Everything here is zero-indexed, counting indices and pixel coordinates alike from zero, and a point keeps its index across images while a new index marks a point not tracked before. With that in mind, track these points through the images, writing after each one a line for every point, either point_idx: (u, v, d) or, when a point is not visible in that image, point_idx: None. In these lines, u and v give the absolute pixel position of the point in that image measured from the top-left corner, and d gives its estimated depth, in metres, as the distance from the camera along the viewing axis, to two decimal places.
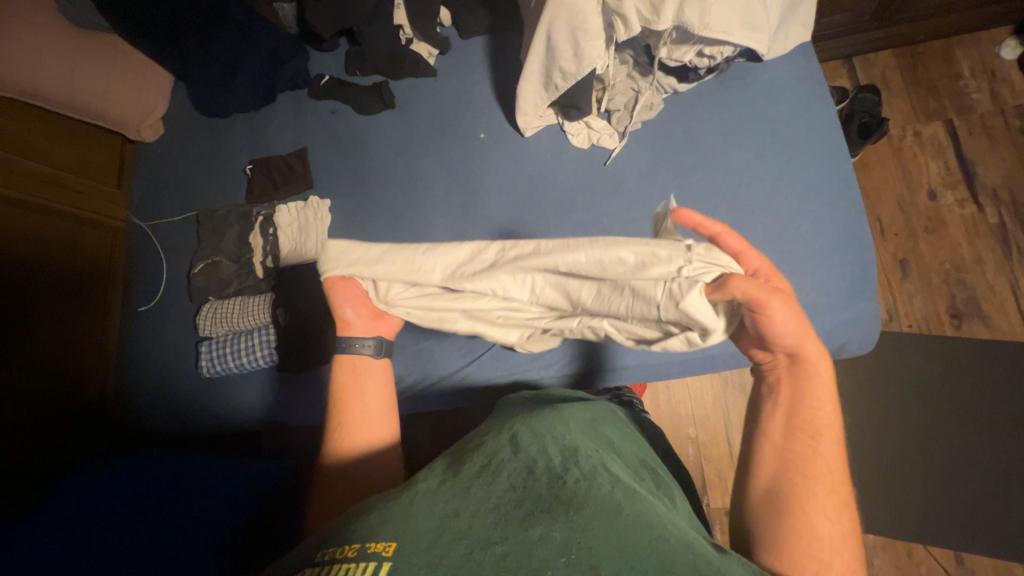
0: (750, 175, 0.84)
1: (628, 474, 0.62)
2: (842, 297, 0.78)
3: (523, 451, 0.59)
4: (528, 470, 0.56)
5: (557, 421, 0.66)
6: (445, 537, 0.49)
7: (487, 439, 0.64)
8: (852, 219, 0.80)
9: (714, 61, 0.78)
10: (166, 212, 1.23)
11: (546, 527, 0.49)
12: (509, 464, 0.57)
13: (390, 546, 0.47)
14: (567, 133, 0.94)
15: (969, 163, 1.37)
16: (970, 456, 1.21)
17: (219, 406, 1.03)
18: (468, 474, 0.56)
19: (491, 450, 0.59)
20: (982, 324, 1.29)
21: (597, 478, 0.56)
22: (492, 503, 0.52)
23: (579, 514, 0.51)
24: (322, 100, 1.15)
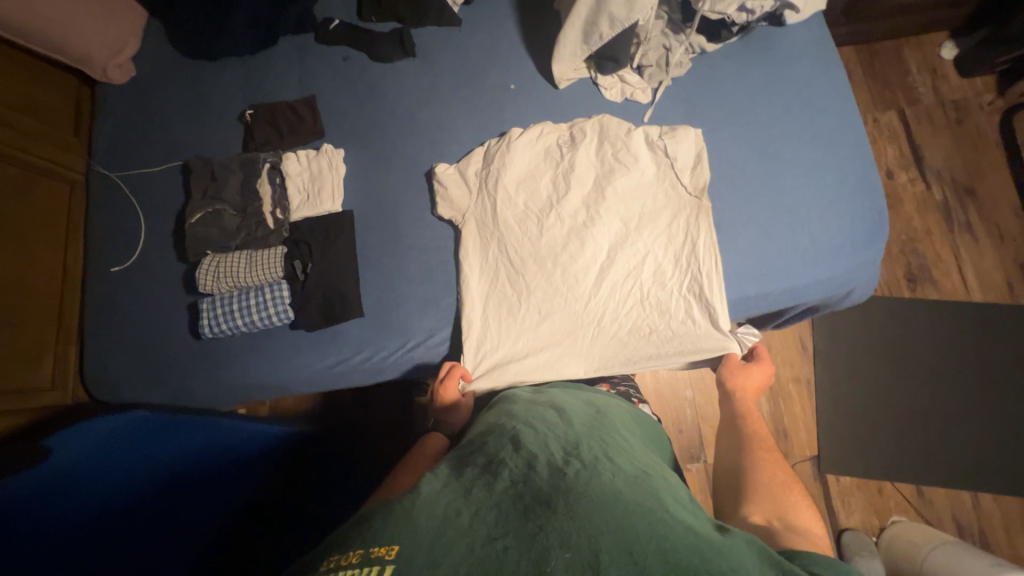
0: (777, 129, 0.89)
1: (630, 462, 0.63)
2: (862, 239, 0.84)
3: (525, 449, 0.62)
4: (531, 464, 0.58)
5: (556, 423, 0.69)
6: (448, 535, 0.48)
7: (488, 438, 0.66)
8: (868, 169, 0.87)
9: (753, 16, 0.85)
10: (144, 163, 1.09)
11: (545, 520, 0.49)
12: (510, 460, 0.59)
13: (393, 550, 0.45)
14: (600, 87, 0.95)
15: (918, 147, 1.56)
16: (924, 399, 1.40)
17: (206, 379, 0.95)
18: (468, 475, 0.58)
19: (492, 454, 0.61)
20: (933, 287, 1.47)
21: (597, 470, 0.58)
22: (492, 500, 0.53)
23: (579, 503, 0.51)
24: (333, 47, 1.08)
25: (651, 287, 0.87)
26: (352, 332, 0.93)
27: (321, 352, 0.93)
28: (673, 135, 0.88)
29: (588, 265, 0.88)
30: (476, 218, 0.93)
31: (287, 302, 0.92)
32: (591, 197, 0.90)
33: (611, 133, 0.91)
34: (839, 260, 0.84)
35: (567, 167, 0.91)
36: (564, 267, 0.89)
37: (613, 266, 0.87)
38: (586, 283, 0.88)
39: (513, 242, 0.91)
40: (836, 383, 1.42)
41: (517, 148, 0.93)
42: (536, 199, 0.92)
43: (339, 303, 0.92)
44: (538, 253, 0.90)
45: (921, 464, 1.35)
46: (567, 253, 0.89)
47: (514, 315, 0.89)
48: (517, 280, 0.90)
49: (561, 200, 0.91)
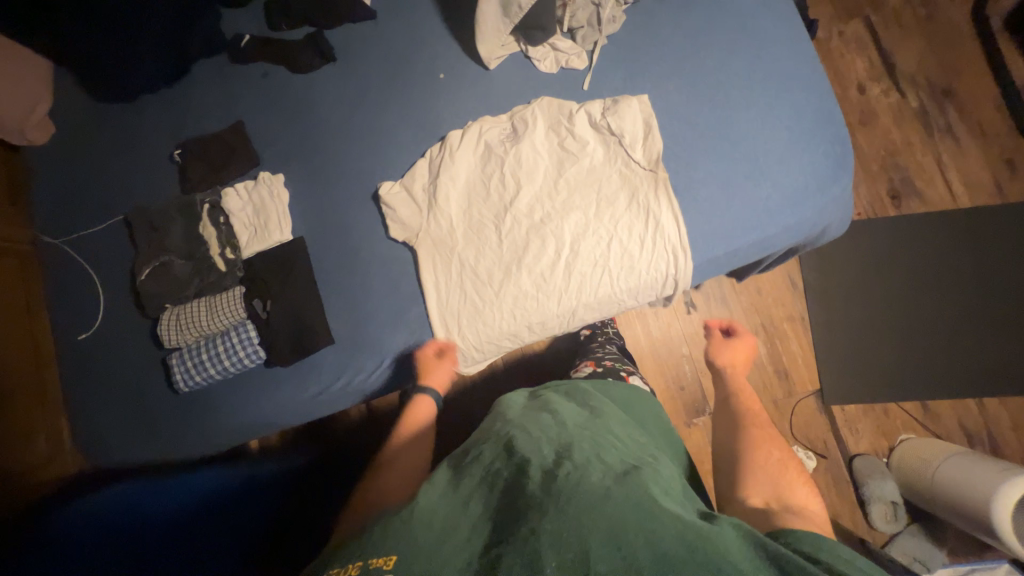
0: (724, 73, 0.83)
1: (622, 458, 0.63)
2: (826, 176, 0.81)
3: (519, 456, 0.60)
4: (522, 467, 0.58)
5: (547, 423, 0.69)
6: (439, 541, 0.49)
7: (484, 447, 0.66)
8: (825, 101, 0.82)
9: None
10: (87, 222, 1.05)
11: (537, 520, 0.49)
12: (505, 473, 0.59)
13: (391, 560, 0.46)
14: (533, 60, 0.89)
15: (889, 54, 1.47)
16: (919, 315, 1.38)
17: (201, 433, 0.95)
18: (466, 489, 0.58)
19: (486, 464, 0.61)
20: (918, 200, 1.42)
21: (589, 469, 0.56)
22: (487, 513, 0.53)
23: (571, 505, 0.50)
24: (250, 65, 1.01)
25: (620, 274, 0.82)
26: (326, 361, 0.91)
27: (298, 385, 0.92)
28: (617, 111, 0.82)
29: (553, 262, 0.84)
30: (430, 236, 0.88)
31: (255, 342, 0.90)
32: (544, 191, 0.85)
33: (553, 121, 0.86)
34: (805, 204, 0.81)
35: (513, 163, 0.85)
36: (529, 268, 0.84)
37: (578, 258, 0.83)
38: (554, 282, 0.84)
39: (472, 252, 0.87)
40: (829, 314, 1.41)
41: (459, 154, 0.87)
42: (489, 203, 0.87)
43: (306, 334, 0.90)
44: (501, 258, 0.85)
45: (922, 379, 1.35)
46: (530, 254, 0.84)
47: (487, 328, 0.86)
48: (484, 291, 0.86)
49: (513, 199, 0.85)
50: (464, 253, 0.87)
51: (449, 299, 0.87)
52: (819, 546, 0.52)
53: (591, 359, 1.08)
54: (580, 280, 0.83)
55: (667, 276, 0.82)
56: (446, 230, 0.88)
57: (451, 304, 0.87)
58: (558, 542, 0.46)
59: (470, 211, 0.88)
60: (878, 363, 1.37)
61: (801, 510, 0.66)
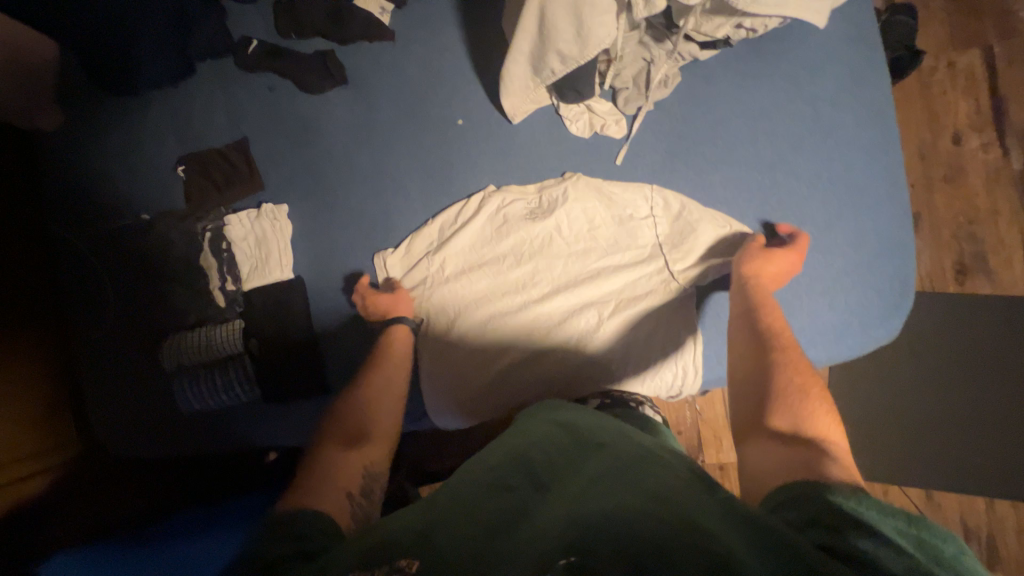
0: (783, 170, 0.71)
1: (644, 456, 0.54)
2: (876, 316, 0.69)
3: (531, 473, 0.52)
4: (526, 473, 0.52)
5: (559, 428, 0.61)
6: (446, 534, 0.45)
7: (496, 452, 0.57)
8: (896, 224, 0.69)
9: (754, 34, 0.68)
10: (94, 218, 0.99)
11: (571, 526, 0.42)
12: (518, 483, 0.51)
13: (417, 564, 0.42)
14: (564, 119, 0.78)
15: (1001, 100, 1.25)
16: (956, 404, 1.25)
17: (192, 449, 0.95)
18: (478, 485, 0.51)
19: (492, 460, 0.56)
20: (986, 280, 1.26)
21: (609, 479, 0.49)
22: (510, 514, 0.47)
23: (605, 515, 0.44)
24: (256, 73, 0.93)
25: (626, 377, 0.76)
26: (315, 407, 0.92)
27: (287, 424, 0.92)
28: (661, 203, 0.75)
29: (553, 359, 0.76)
30: (432, 308, 0.80)
31: (249, 379, 0.90)
32: (562, 278, 0.77)
33: (584, 200, 0.76)
34: (845, 343, 0.69)
35: (528, 244, 0.79)
36: (533, 355, 0.77)
37: (580, 356, 0.76)
38: (550, 381, 0.76)
39: (473, 331, 0.78)
40: (855, 385, 1.28)
41: (469, 220, 0.81)
42: (499, 274, 0.79)
43: (299, 377, 0.90)
44: (505, 339, 0.77)
45: (940, 472, 1.25)
46: (530, 344, 0.77)
47: (478, 409, 0.78)
48: (478, 374, 0.78)
49: (525, 283, 0.78)
50: (465, 330, 0.78)
51: (438, 376, 0.79)
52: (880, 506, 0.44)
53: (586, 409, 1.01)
54: (587, 371, 0.76)
55: (681, 368, 0.75)
56: (448, 300, 0.80)
57: (442, 377, 0.79)
58: (557, 542, 0.41)
59: (477, 284, 0.79)
60: (895, 446, 1.26)
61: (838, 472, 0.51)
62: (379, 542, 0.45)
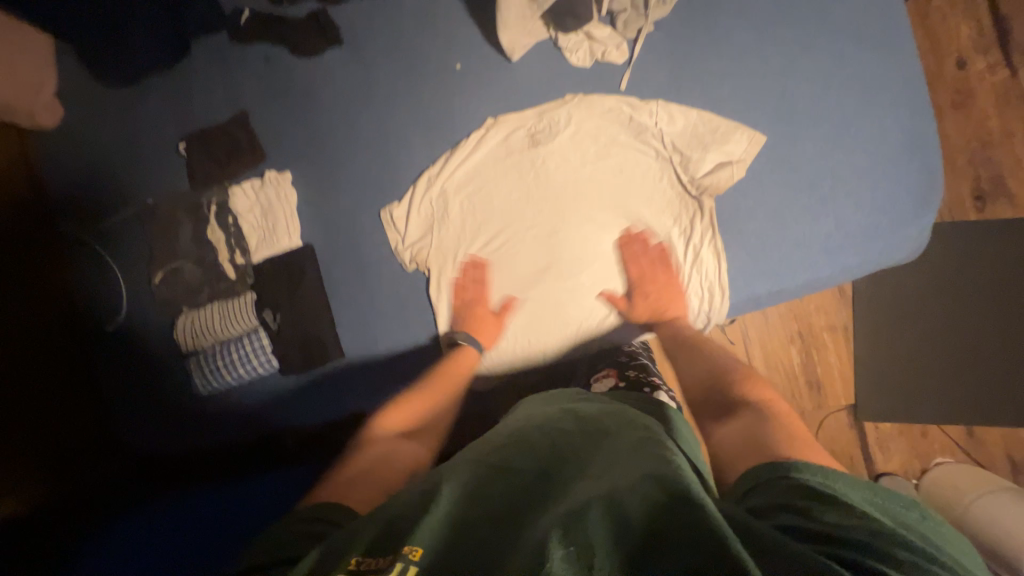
0: (795, 75, 0.69)
1: (653, 442, 0.51)
2: (904, 212, 0.67)
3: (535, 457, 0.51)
4: (533, 467, 0.50)
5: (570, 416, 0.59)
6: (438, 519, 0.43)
7: (498, 440, 0.56)
8: (918, 115, 0.67)
9: None
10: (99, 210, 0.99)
11: (575, 513, 0.40)
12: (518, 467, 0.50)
13: (419, 549, 0.40)
14: (562, 50, 0.76)
15: (1003, 18, 1.22)
16: (989, 334, 1.23)
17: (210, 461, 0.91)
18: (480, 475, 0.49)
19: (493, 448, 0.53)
20: (1007, 204, 1.23)
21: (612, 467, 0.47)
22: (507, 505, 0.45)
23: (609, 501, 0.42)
24: (250, 45, 0.92)
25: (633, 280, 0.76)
26: (334, 373, 0.89)
27: (307, 392, 0.90)
28: (666, 118, 0.73)
29: (556, 287, 0.78)
30: (434, 255, 0.83)
31: (267, 351, 0.88)
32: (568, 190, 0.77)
33: (567, 136, 0.77)
34: (875, 243, 0.68)
35: (535, 163, 0.78)
36: (540, 263, 0.78)
37: (580, 284, 0.77)
38: (556, 304, 0.78)
39: (480, 240, 0.81)
40: (880, 327, 1.27)
41: (460, 166, 0.81)
42: (505, 188, 0.80)
43: (319, 346, 0.88)
44: (509, 249, 0.80)
45: (978, 406, 1.23)
46: (527, 280, 0.80)
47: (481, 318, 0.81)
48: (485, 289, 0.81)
49: (528, 198, 0.79)
50: (475, 241, 0.82)
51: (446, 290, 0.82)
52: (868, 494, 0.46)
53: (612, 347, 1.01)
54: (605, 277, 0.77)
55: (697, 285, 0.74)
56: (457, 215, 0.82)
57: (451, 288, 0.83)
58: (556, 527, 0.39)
59: (484, 195, 0.81)
60: (926, 384, 1.25)
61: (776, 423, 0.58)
62: (387, 528, 0.43)
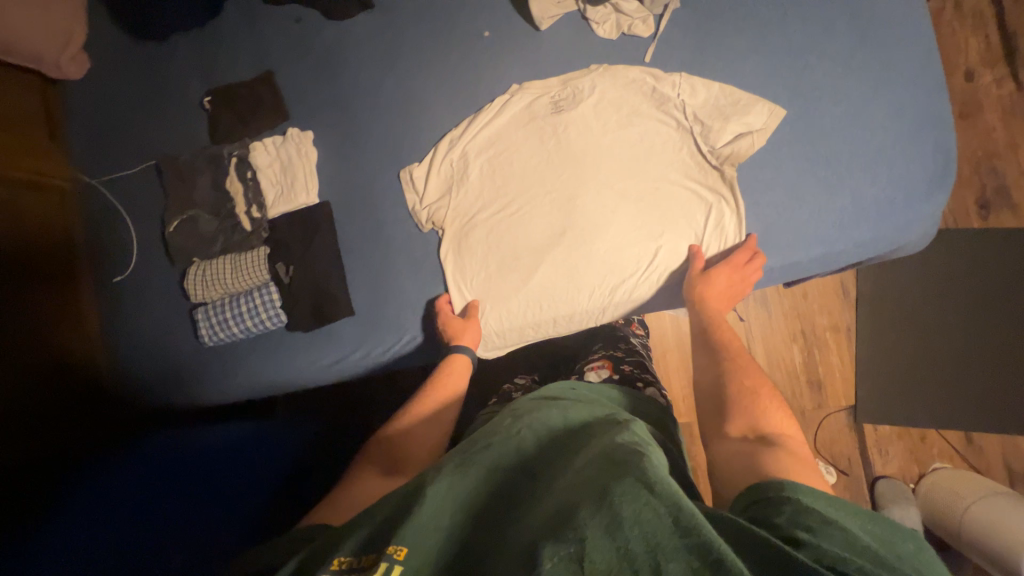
0: (816, 54, 0.71)
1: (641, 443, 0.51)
2: (917, 191, 0.69)
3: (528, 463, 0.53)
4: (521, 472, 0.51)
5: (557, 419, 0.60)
6: (421, 522, 0.44)
7: (492, 440, 0.56)
8: (933, 98, 0.69)
9: None
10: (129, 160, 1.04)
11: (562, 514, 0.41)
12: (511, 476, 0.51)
13: (402, 550, 0.41)
14: (590, 23, 0.79)
15: (1010, 35, 1.26)
16: (990, 341, 1.24)
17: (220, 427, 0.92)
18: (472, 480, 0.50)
19: (478, 452, 0.54)
20: (1010, 214, 1.25)
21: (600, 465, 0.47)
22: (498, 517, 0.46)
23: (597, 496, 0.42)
24: (282, 6, 0.95)
25: (644, 248, 0.78)
26: (344, 331, 0.90)
27: (316, 348, 0.91)
28: (687, 91, 0.75)
29: (571, 251, 0.79)
30: (451, 217, 0.84)
31: (277, 305, 0.89)
32: (587, 159, 0.79)
33: (590, 104, 0.79)
34: (885, 219, 0.70)
35: (557, 131, 0.80)
36: (555, 230, 0.80)
37: (597, 250, 0.78)
38: (570, 269, 0.79)
39: (498, 203, 0.83)
40: (882, 329, 1.28)
41: (483, 129, 0.83)
42: (526, 154, 0.81)
43: (329, 304, 0.88)
44: (526, 213, 0.81)
45: (978, 412, 1.23)
46: (542, 245, 0.80)
47: (492, 279, 0.83)
48: (500, 252, 0.82)
49: (549, 166, 0.80)
50: (494, 202, 0.83)
51: (462, 249, 0.84)
52: (854, 512, 0.44)
53: None
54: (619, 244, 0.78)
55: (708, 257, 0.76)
56: (478, 177, 0.84)
57: (466, 249, 0.84)
58: (545, 531, 0.40)
59: (505, 159, 0.83)
60: (927, 389, 1.26)
61: (784, 440, 0.58)
62: (376, 530, 0.45)
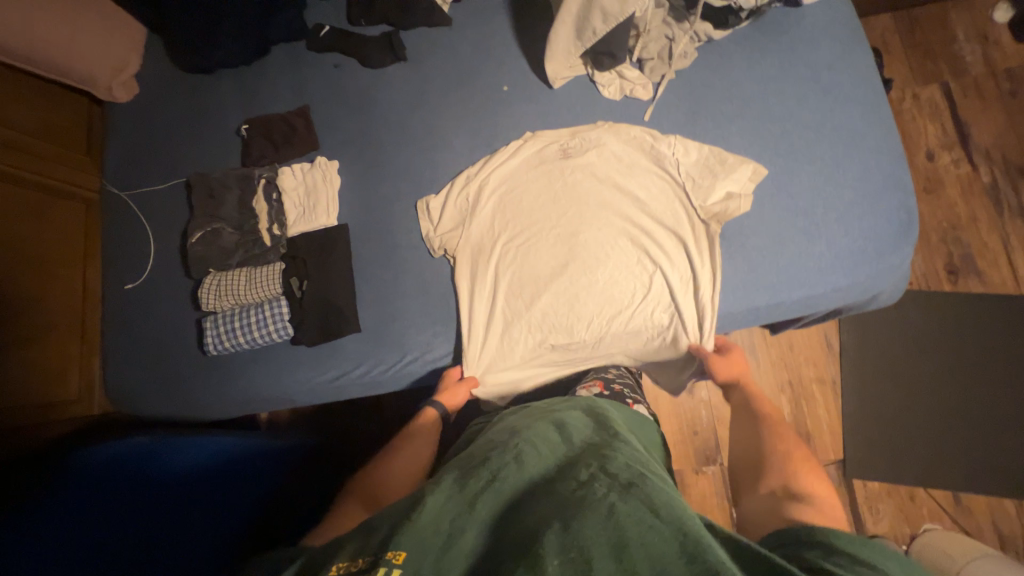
0: (792, 123, 0.82)
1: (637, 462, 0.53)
2: (885, 243, 0.77)
3: (525, 467, 0.52)
4: (519, 477, 0.51)
5: (555, 428, 0.60)
6: (421, 525, 0.42)
7: (491, 447, 0.56)
8: (895, 165, 0.79)
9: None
10: (160, 176, 1.10)
11: (567, 527, 0.42)
12: (510, 479, 0.50)
13: (400, 555, 0.39)
14: (597, 85, 0.90)
15: (963, 124, 1.42)
16: (969, 399, 1.28)
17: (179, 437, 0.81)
18: (471, 486, 0.49)
19: (473, 464, 0.54)
20: (977, 280, 1.35)
21: (601, 479, 0.48)
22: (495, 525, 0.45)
23: (601, 514, 0.43)
24: (324, 54, 1.06)
25: (635, 288, 0.83)
26: (347, 347, 0.93)
27: (318, 362, 0.93)
28: (681, 151, 0.84)
29: (571, 284, 0.85)
30: (462, 243, 0.90)
31: (286, 318, 0.92)
32: (592, 199, 0.86)
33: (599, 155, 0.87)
34: (858, 267, 0.77)
35: (566, 172, 0.88)
36: (558, 263, 0.86)
37: (596, 277, 0.84)
38: (569, 297, 0.85)
39: (507, 232, 0.90)
40: (866, 383, 1.32)
41: (499, 163, 0.91)
42: (537, 191, 0.89)
43: (336, 321, 0.91)
44: (532, 245, 0.87)
45: (963, 471, 1.25)
46: (545, 275, 0.86)
47: (495, 302, 0.88)
48: (505, 279, 0.88)
49: (556, 203, 0.88)
50: (504, 231, 0.90)
51: (470, 273, 0.89)
52: (881, 551, 0.46)
53: None
54: (612, 280, 0.84)
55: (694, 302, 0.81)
56: (491, 206, 0.91)
57: (472, 275, 0.89)
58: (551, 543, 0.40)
59: (517, 191, 0.90)
60: (913, 445, 1.28)
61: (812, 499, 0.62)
62: (368, 533, 0.43)
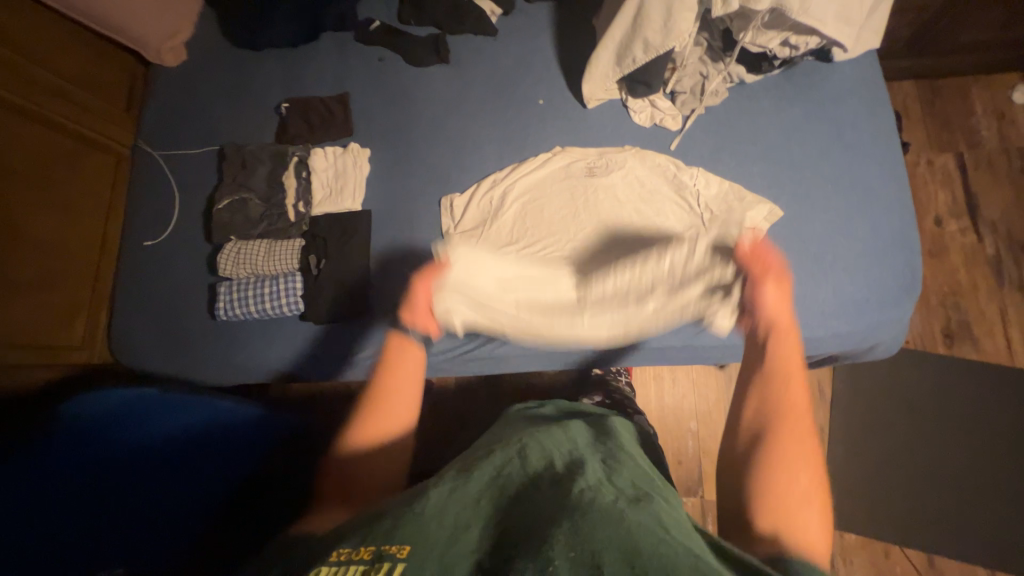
0: (811, 170, 0.86)
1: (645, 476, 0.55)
2: (889, 297, 0.80)
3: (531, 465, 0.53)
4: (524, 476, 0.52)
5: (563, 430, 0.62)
6: (427, 521, 0.45)
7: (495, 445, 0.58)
8: (905, 224, 0.83)
9: (797, 52, 0.84)
10: (194, 142, 1.14)
11: (576, 527, 0.43)
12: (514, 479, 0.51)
13: (405, 548, 0.41)
14: (629, 110, 0.94)
15: (973, 195, 1.46)
16: (953, 463, 1.29)
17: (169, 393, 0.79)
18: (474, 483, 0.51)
19: (478, 458, 0.56)
20: (971, 347, 1.37)
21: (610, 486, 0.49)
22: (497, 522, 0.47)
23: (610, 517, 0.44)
24: (370, 46, 1.10)
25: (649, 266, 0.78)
26: (353, 331, 0.94)
27: (326, 341, 0.95)
28: (703, 183, 0.87)
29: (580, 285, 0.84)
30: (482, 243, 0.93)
31: (299, 294, 0.94)
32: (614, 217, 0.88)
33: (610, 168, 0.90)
34: (860, 316, 0.80)
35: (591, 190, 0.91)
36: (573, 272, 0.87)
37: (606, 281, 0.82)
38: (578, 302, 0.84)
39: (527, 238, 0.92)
40: (853, 435, 1.34)
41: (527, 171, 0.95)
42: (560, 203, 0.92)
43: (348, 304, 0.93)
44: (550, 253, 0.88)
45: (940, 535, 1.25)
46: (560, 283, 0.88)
47: None
48: None
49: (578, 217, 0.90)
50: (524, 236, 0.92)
51: None
52: None
53: (603, 390, 1.09)
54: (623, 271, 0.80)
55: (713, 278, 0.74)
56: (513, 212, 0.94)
57: None
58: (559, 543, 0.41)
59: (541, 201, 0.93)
60: (894, 502, 1.28)
61: None
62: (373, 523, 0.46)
